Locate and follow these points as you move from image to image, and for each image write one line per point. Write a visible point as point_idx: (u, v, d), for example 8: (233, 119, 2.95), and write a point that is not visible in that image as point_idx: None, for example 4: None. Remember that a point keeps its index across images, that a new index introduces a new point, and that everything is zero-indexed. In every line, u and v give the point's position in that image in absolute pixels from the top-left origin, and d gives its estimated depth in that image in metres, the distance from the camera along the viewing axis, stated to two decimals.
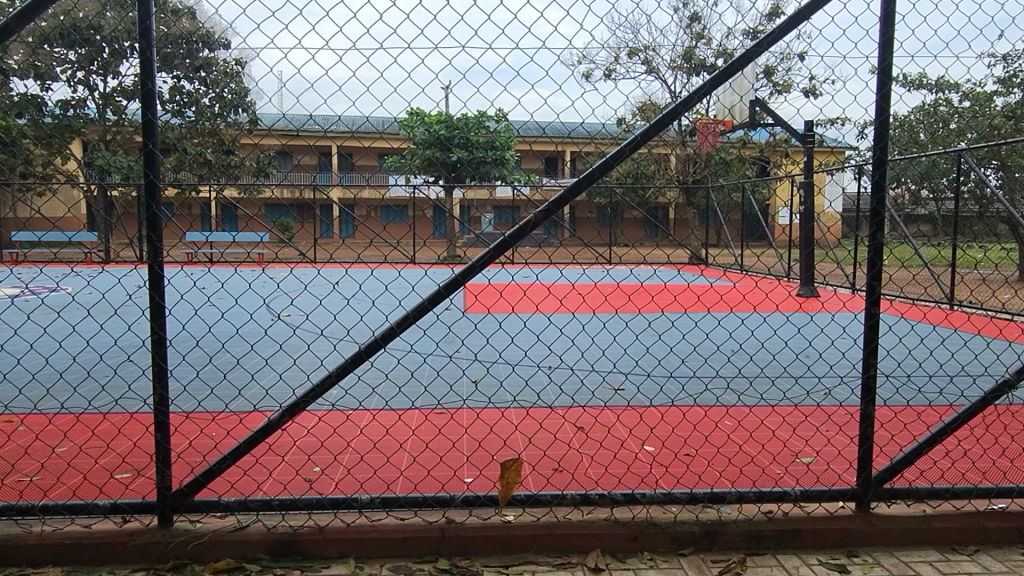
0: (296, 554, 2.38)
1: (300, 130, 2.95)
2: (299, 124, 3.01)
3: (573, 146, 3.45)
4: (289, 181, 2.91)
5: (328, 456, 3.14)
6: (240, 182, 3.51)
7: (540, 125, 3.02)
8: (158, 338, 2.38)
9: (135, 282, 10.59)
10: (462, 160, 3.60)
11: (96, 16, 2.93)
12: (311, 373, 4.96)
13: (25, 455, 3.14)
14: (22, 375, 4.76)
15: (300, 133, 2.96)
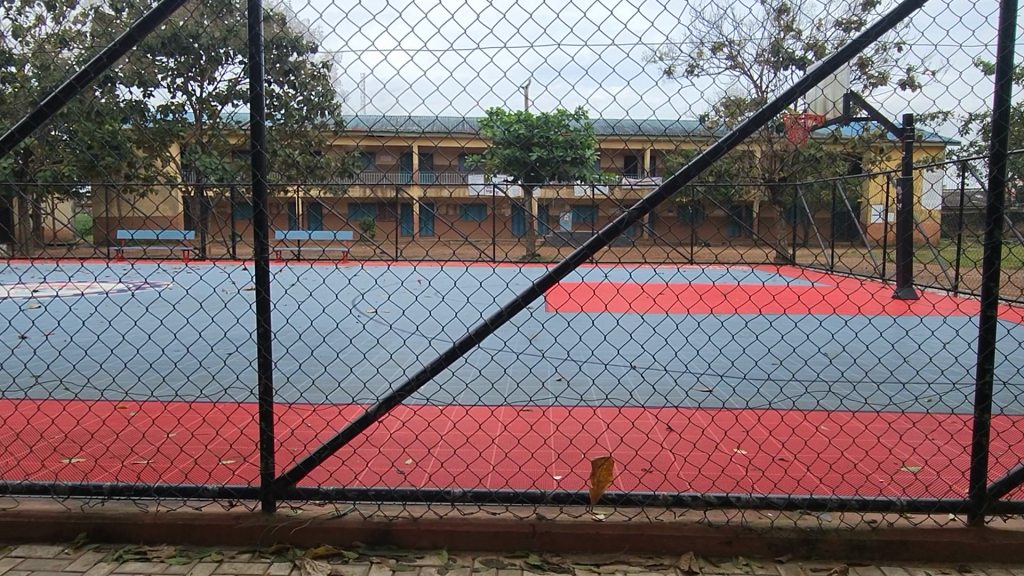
0: (391, 543, 2.44)
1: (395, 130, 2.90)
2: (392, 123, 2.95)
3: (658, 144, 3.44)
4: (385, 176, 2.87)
5: (421, 449, 3.21)
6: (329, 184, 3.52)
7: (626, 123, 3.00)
8: (263, 331, 2.48)
9: (231, 278, 11.11)
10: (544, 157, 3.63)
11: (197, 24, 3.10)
12: (405, 367, 5.09)
13: (142, 439, 3.33)
14: (138, 363, 5.06)
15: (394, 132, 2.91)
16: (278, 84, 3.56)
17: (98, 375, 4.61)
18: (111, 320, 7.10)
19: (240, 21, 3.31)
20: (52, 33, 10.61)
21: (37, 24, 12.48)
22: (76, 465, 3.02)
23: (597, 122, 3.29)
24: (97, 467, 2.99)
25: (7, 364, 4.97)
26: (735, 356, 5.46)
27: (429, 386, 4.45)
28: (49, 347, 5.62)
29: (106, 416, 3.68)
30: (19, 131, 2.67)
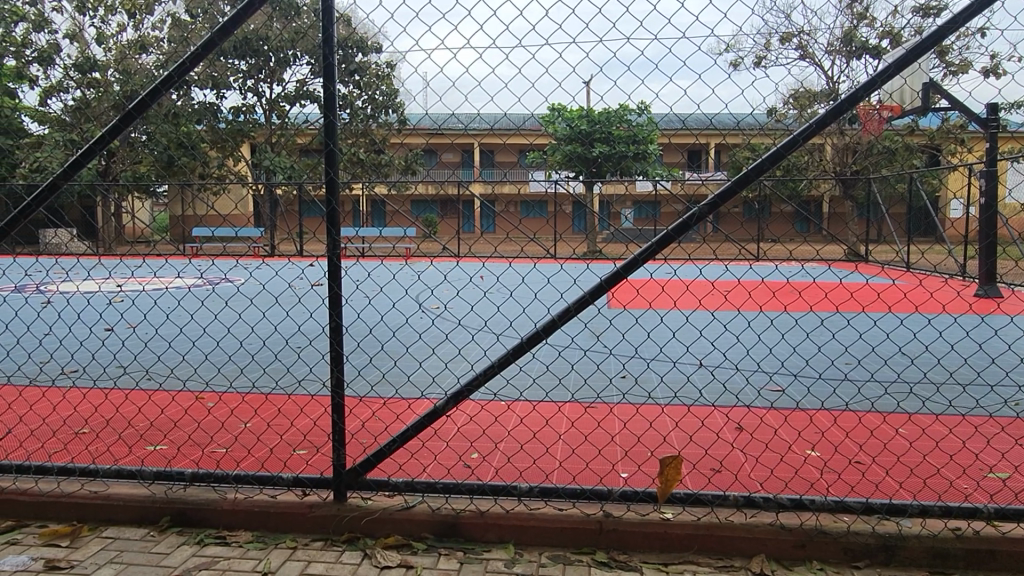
0: (459, 536, 2.47)
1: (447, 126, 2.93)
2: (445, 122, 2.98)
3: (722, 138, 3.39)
4: (446, 172, 2.90)
5: (488, 444, 3.24)
6: (390, 181, 3.58)
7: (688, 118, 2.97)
8: (335, 325, 2.54)
9: (299, 274, 11.42)
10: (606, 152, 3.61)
11: (267, 27, 3.18)
12: (473, 362, 5.14)
13: (221, 429, 3.47)
14: (216, 355, 5.27)
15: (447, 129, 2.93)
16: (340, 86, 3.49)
17: (180, 366, 4.82)
18: (189, 314, 7.39)
19: (311, 23, 3.39)
20: (132, 39, 11.10)
21: (119, 30, 13.08)
22: (159, 452, 3.16)
23: (657, 115, 3.25)
24: (179, 454, 3.13)
25: (96, 355, 5.24)
26: (809, 355, 5.31)
27: (496, 381, 4.49)
28: (134, 339, 5.90)
29: (187, 406, 3.85)
30: (108, 134, 2.80)
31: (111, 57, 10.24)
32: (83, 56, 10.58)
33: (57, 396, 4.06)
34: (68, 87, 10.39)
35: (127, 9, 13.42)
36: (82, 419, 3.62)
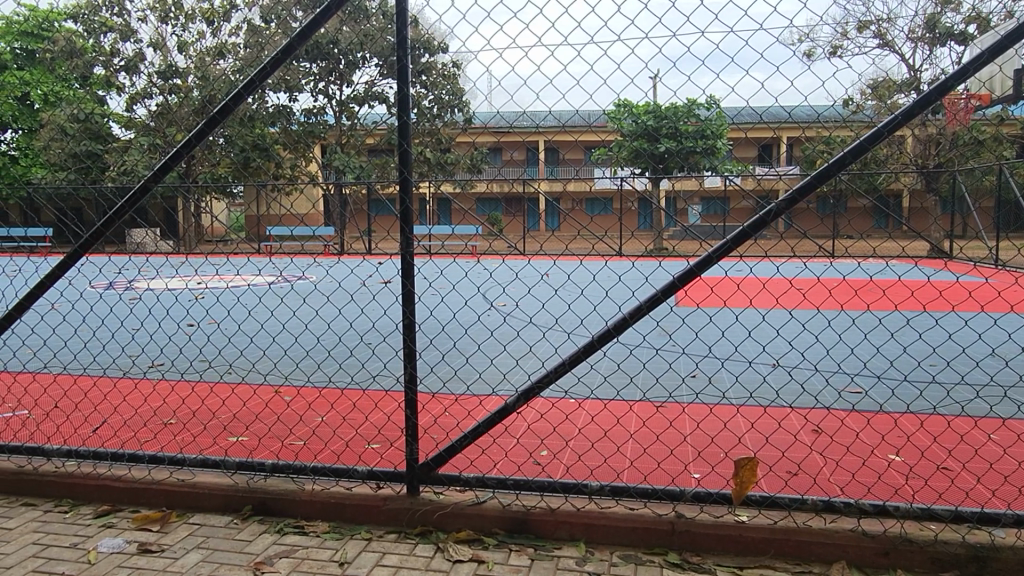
0: (530, 533, 2.48)
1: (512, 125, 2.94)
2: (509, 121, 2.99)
3: (794, 130, 3.31)
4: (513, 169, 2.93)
5: (559, 441, 3.24)
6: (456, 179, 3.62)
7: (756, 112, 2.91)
8: (409, 322, 2.59)
9: (368, 271, 11.68)
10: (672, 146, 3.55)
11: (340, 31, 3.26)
12: (544, 360, 5.14)
13: (299, 422, 3.59)
14: (295, 350, 5.45)
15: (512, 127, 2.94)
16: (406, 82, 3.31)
17: (261, 361, 5.01)
18: (265, 311, 7.66)
19: (380, 24, 3.45)
20: (210, 46, 11.56)
21: (198, 38, 13.64)
22: (242, 443, 3.29)
23: (727, 109, 3.18)
24: (260, 445, 3.25)
25: (181, 349, 5.49)
26: (892, 356, 5.11)
27: (568, 380, 4.48)
28: (217, 334, 6.16)
29: (267, 400, 3.99)
30: (195, 139, 2.93)
31: (191, 64, 10.69)
32: (166, 63, 11.06)
33: (147, 388, 4.27)
34: (152, 94, 10.91)
35: (206, 16, 13.98)
36: (170, 410, 3.80)
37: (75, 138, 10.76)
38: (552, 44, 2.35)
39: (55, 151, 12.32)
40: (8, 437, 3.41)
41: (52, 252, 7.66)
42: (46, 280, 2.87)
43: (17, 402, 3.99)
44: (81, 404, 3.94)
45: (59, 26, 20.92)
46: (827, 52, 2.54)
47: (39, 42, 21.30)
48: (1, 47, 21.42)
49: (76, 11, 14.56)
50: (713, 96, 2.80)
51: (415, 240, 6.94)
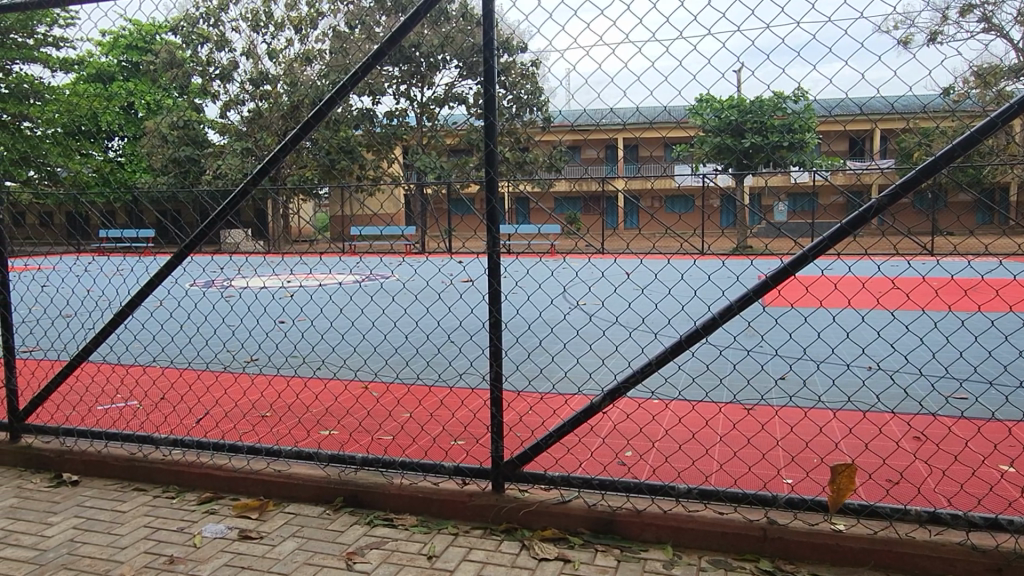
0: (615, 533, 2.46)
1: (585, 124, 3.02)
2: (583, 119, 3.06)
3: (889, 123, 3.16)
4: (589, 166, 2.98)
5: (646, 442, 3.21)
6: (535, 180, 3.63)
7: (849, 105, 2.80)
8: (494, 321, 2.61)
9: (449, 270, 11.86)
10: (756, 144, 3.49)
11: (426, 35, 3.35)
12: (630, 359, 5.10)
13: (388, 417, 3.68)
14: (383, 347, 5.60)
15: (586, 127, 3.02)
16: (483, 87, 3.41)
17: (351, 357, 5.18)
18: (352, 309, 7.91)
19: (461, 26, 3.50)
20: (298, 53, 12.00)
21: (287, 45, 14.17)
22: (333, 436, 3.41)
23: (817, 103, 3.07)
24: (350, 439, 3.36)
25: (275, 345, 5.73)
26: (1004, 361, 4.81)
27: (656, 380, 4.43)
28: (308, 331, 6.40)
29: (357, 395, 4.12)
30: (290, 144, 3.06)
31: (280, 70, 11.11)
32: (257, 71, 11.57)
33: (245, 382, 4.48)
34: (244, 100, 11.41)
35: (294, 24, 14.50)
36: (267, 403, 3.98)
37: (175, 144, 11.38)
38: (637, 41, 2.34)
39: (157, 157, 13.07)
40: (121, 426, 3.64)
41: (155, 252, 8.14)
42: (156, 278, 3.05)
43: (128, 393, 4.27)
44: (186, 396, 4.17)
45: (163, 38, 22.13)
46: (929, 41, 2.43)
47: (145, 55, 22.62)
48: (111, 59, 22.83)
49: (175, 23, 15.38)
50: (804, 90, 2.71)
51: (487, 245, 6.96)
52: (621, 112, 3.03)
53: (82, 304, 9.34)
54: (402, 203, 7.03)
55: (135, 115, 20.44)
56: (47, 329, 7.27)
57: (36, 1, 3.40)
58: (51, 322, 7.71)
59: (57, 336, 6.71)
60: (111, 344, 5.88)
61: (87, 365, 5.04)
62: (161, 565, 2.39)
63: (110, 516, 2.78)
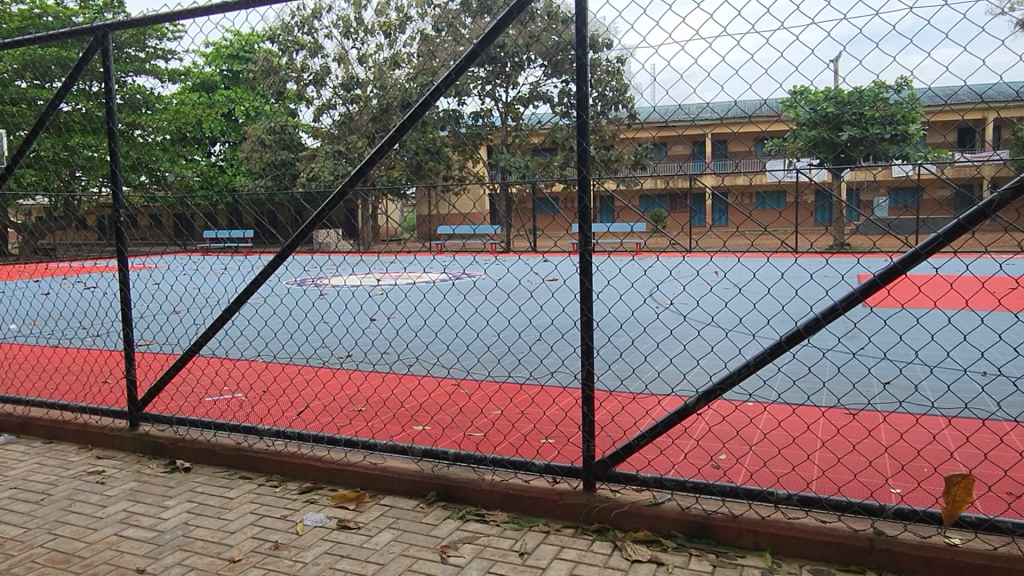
0: (711, 538, 2.41)
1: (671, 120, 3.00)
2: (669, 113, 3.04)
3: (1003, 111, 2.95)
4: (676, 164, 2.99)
5: (743, 446, 3.12)
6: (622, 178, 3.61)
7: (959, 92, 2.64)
8: (586, 319, 2.61)
9: (534, 270, 11.92)
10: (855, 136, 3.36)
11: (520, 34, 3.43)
12: (724, 361, 4.98)
13: (480, 414, 3.74)
14: (475, 345, 5.69)
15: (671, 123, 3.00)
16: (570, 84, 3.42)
17: (444, 354, 5.29)
18: (441, 308, 8.05)
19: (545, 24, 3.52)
20: (387, 58, 12.30)
21: (376, 49, 14.59)
22: (426, 432, 3.49)
23: (923, 92, 2.91)
24: (443, 435, 3.43)
25: (370, 342, 5.93)
26: None
27: (753, 383, 4.31)
28: (400, 329, 6.59)
29: (448, 392, 4.20)
30: (386, 144, 3.19)
31: (370, 75, 11.42)
32: (348, 76, 11.97)
33: (342, 377, 4.64)
34: (336, 105, 11.79)
35: (383, 29, 14.84)
36: (362, 398, 4.11)
37: (272, 148, 11.88)
38: (731, 34, 2.30)
39: (256, 161, 13.68)
40: (229, 416, 3.85)
41: (255, 252, 8.54)
42: (262, 274, 3.22)
43: (234, 386, 4.50)
44: (287, 390, 4.36)
45: (261, 47, 23.10)
46: None
47: (245, 63, 23.81)
48: (214, 69, 24.01)
49: (273, 32, 16.04)
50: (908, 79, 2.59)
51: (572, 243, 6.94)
52: (713, 106, 2.98)
53: (188, 301, 9.90)
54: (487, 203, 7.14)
55: (235, 122, 21.42)
56: (158, 324, 7.75)
57: (151, 16, 3.62)
58: (162, 318, 8.20)
59: (168, 331, 7.16)
60: (218, 340, 6.21)
61: (197, 359, 5.34)
62: (268, 550, 2.51)
63: (219, 502, 2.94)
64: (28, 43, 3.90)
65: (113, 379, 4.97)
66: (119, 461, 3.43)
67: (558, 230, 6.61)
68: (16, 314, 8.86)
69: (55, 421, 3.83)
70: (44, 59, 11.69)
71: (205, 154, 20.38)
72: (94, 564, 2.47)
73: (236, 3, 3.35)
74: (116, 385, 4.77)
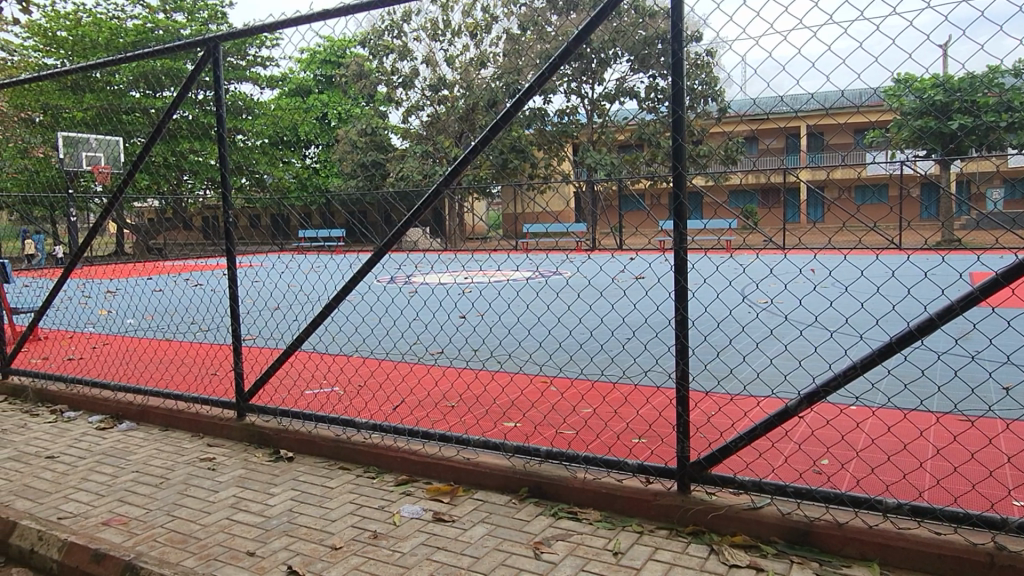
0: (813, 546, 2.32)
1: (770, 113, 2.94)
2: (770, 108, 2.96)
3: None
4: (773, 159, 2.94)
5: (848, 451, 3.00)
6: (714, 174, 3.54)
7: None
8: (681, 317, 2.56)
9: (622, 269, 11.83)
10: (969, 124, 3.15)
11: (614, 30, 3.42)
12: (828, 362, 4.80)
13: (573, 412, 3.74)
14: (567, 343, 5.71)
15: (770, 116, 2.93)
16: (664, 79, 3.37)
17: (537, 352, 5.33)
18: (530, 306, 8.10)
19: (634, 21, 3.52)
20: (473, 58, 12.41)
21: (463, 50, 14.79)
22: (519, 429, 3.53)
23: None
24: (535, 432, 3.46)
25: (463, 339, 6.05)
26: None
27: (859, 386, 4.13)
28: (492, 327, 6.69)
29: (540, 390, 4.22)
30: (482, 144, 3.50)
31: (457, 76, 11.58)
32: (436, 77, 12.19)
33: (436, 373, 4.75)
34: (423, 106, 12.00)
35: (470, 30, 14.99)
36: (456, 394, 4.19)
37: (363, 150, 12.22)
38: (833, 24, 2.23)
39: (348, 162, 14.11)
40: (329, 409, 4.01)
41: (349, 251, 8.85)
42: (359, 272, 3.33)
43: (333, 380, 4.67)
44: (384, 385, 4.50)
45: (354, 52, 23.78)
46: None
47: (337, 68, 24.66)
48: (310, 75, 24.92)
49: (364, 37, 16.53)
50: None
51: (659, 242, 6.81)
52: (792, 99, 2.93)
53: (286, 298, 10.34)
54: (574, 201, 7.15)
55: (329, 125, 22.24)
56: (261, 320, 8.15)
57: (255, 26, 3.79)
58: (263, 314, 8.60)
59: (272, 327, 7.53)
60: (317, 335, 6.47)
61: (298, 353, 5.59)
62: (367, 539, 2.60)
63: (321, 491, 3.06)
64: (146, 56, 4.17)
65: (222, 371, 5.27)
66: (229, 449, 3.63)
67: (647, 229, 6.50)
68: (133, 309, 9.50)
69: (171, 409, 4.09)
70: (157, 69, 12.45)
71: (301, 157, 21.25)
72: (208, 545, 2.62)
73: (333, 11, 3.48)
74: (225, 377, 5.06)
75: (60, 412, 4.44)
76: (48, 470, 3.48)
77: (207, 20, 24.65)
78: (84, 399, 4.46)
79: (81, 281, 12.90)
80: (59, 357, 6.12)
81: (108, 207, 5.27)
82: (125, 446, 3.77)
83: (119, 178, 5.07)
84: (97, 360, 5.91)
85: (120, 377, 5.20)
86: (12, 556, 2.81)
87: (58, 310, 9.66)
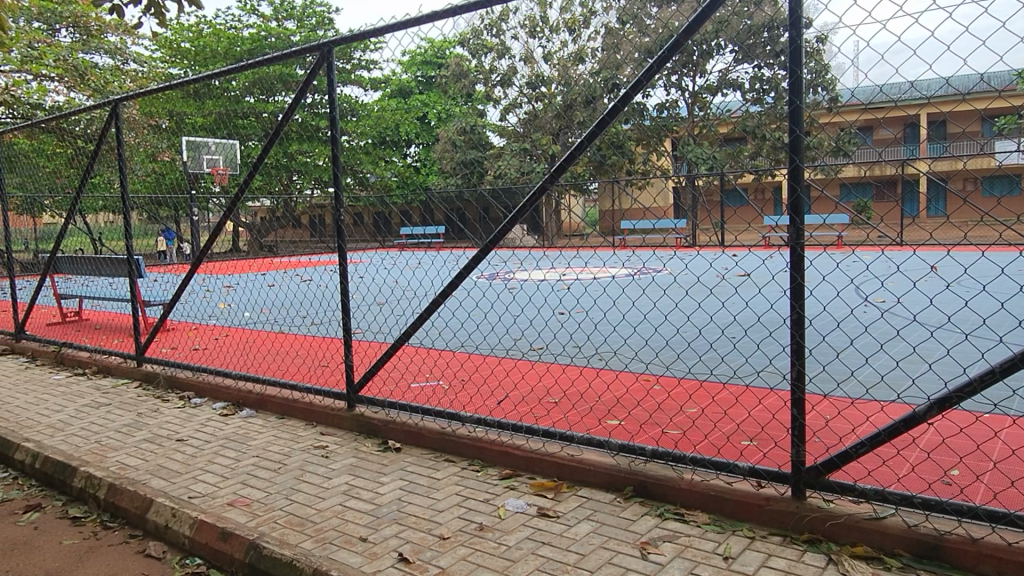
0: (943, 561, 2.18)
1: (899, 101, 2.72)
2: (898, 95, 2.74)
3: None
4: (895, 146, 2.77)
5: (983, 462, 2.80)
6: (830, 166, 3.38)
7: None
8: (797, 317, 2.46)
9: (726, 267, 11.51)
10: None
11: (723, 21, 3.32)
12: (963, 366, 4.50)
13: (681, 412, 3.67)
14: (675, 343, 5.62)
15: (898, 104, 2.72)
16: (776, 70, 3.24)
17: (644, 351, 5.28)
18: (632, 304, 8.02)
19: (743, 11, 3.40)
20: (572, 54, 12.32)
21: (560, 46, 14.77)
22: (624, 427, 3.50)
23: None
24: (640, 431, 3.42)
25: (568, 335, 6.07)
26: None
27: (998, 394, 3.84)
28: (595, 324, 6.66)
29: (645, 388, 4.18)
30: (587, 141, 3.49)
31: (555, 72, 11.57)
32: (534, 74, 12.23)
33: (541, 369, 4.79)
34: (521, 104, 12.04)
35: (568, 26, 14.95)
36: (561, 390, 4.20)
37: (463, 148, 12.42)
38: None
39: (448, 161, 14.34)
40: (435, 402, 4.12)
41: (450, 247, 9.04)
42: (465, 269, 3.40)
43: (438, 374, 4.79)
44: (489, 379, 4.58)
45: (453, 52, 24.17)
46: None
47: (436, 69, 25.16)
48: (411, 76, 25.56)
49: (463, 37, 16.79)
50: None
51: (765, 238, 6.55)
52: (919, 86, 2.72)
53: (390, 293, 10.68)
54: (672, 197, 7.02)
55: (429, 124, 22.78)
56: (369, 314, 8.47)
57: (366, 30, 3.92)
58: (369, 309, 8.92)
59: (380, 321, 7.80)
60: (425, 330, 6.66)
61: (405, 347, 5.77)
62: (474, 531, 2.65)
63: (428, 481, 3.15)
64: (262, 64, 4.36)
65: (333, 363, 5.51)
66: (340, 437, 3.79)
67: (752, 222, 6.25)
68: (249, 303, 10.07)
69: (287, 398, 4.30)
70: (270, 75, 13.08)
71: (403, 156, 21.84)
72: (324, 529, 2.74)
73: (439, 13, 3.54)
74: (335, 369, 5.29)
75: (187, 398, 4.77)
76: (178, 452, 3.74)
77: (315, 27, 25.70)
78: (207, 387, 4.76)
79: (203, 276, 13.78)
80: (186, 347, 6.58)
81: (229, 207, 5.59)
82: (246, 432, 4.00)
83: (238, 180, 5.38)
84: (218, 350, 6.31)
85: (240, 366, 5.53)
86: (150, 530, 3.04)
87: (183, 303, 10.37)
